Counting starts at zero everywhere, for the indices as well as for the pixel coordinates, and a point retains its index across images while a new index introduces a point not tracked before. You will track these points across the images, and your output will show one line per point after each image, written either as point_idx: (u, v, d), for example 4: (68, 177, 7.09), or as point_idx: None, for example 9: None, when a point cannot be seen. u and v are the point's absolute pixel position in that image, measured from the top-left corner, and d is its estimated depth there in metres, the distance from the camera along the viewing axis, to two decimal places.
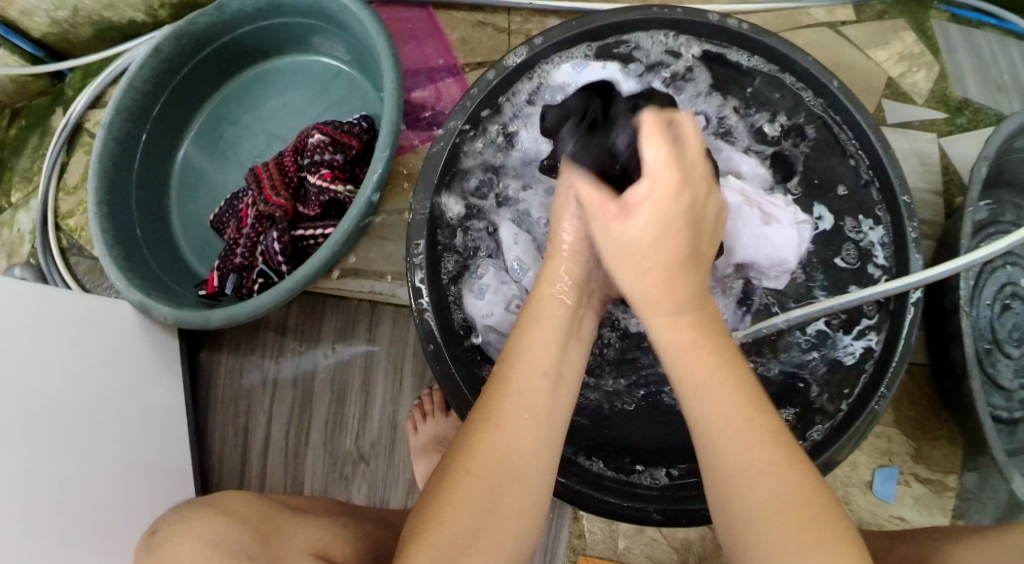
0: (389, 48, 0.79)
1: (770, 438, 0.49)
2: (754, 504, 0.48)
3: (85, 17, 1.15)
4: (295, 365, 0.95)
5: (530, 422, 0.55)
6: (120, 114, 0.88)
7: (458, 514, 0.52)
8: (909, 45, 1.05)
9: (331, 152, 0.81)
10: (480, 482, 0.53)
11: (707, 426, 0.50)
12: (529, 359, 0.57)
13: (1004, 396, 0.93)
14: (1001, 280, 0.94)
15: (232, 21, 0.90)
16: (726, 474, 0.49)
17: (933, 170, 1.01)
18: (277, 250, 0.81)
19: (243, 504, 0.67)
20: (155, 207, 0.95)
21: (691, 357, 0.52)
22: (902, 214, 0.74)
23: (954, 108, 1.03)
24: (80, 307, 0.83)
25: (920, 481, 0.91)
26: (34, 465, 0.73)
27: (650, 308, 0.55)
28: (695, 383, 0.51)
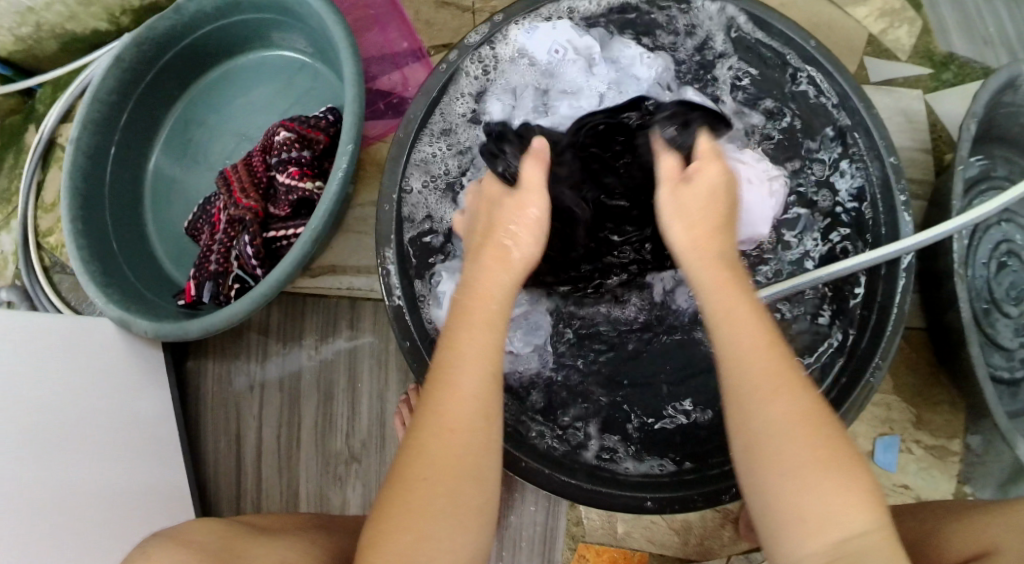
0: (348, 37, 0.77)
1: (797, 377, 0.54)
2: (783, 434, 0.52)
3: (49, 31, 1.13)
4: (281, 368, 0.94)
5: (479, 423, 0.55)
6: (86, 127, 0.86)
7: (415, 523, 0.54)
8: (889, 1, 1.02)
9: (298, 149, 0.80)
10: (431, 493, 0.54)
11: (749, 370, 0.54)
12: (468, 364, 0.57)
13: (1004, 355, 0.91)
14: (996, 237, 0.92)
15: (191, 22, 0.88)
16: (756, 406, 0.53)
17: (920, 128, 0.99)
18: (250, 254, 0.79)
19: (203, 534, 0.67)
20: (130, 218, 0.94)
21: (735, 305, 0.56)
22: (890, 175, 0.72)
23: (939, 63, 1.00)
24: (61, 327, 0.82)
25: (923, 447, 0.89)
26: (19, 488, 0.71)
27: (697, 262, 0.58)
28: (727, 320, 0.55)
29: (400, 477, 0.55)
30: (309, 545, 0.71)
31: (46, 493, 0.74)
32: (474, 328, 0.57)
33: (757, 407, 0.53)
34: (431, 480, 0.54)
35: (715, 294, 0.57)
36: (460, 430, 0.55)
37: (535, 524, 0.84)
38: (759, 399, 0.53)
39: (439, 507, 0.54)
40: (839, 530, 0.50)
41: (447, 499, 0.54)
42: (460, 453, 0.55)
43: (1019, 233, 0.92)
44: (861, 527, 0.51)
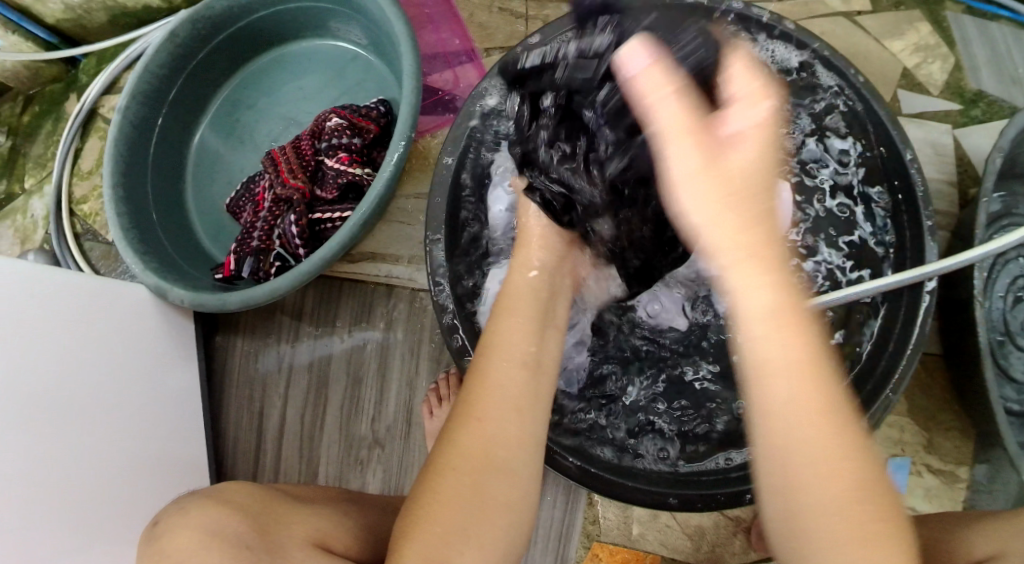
0: (407, 31, 0.79)
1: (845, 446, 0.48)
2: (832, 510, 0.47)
3: (99, 3, 1.15)
4: (312, 349, 0.95)
5: (511, 414, 0.60)
6: (136, 98, 0.88)
7: (443, 511, 0.57)
8: (924, 36, 1.05)
9: (348, 136, 0.82)
10: (461, 481, 0.58)
11: (786, 418, 0.48)
12: (506, 353, 0.62)
13: (1017, 388, 0.93)
14: (1015, 272, 0.94)
15: (248, 5, 0.91)
16: (797, 476, 0.48)
17: (947, 161, 1.01)
18: (294, 234, 0.82)
19: (242, 496, 0.69)
20: (170, 190, 0.96)
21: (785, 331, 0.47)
22: (918, 203, 0.74)
23: (968, 100, 1.02)
24: (95, 290, 0.83)
25: (932, 472, 0.91)
26: (48, 445, 0.73)
27: (749, 266, 0.47)
28: (791, 384, 0.48)
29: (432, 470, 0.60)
30: (335, 518, 0.73)
31: (83, 459, 0.77)
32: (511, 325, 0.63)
33: (801, 485, 0.48)
34: (456, 466, 0.59)
35: (772, 326, 0.47)
36: (487, 418, 0.59)
37: (552, 521, 0.86)
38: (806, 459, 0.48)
39: (467, 495, 0.58)
40: None
41: (477, 488, 0.58)
42: (488, 446, 0.59)
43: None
44: None
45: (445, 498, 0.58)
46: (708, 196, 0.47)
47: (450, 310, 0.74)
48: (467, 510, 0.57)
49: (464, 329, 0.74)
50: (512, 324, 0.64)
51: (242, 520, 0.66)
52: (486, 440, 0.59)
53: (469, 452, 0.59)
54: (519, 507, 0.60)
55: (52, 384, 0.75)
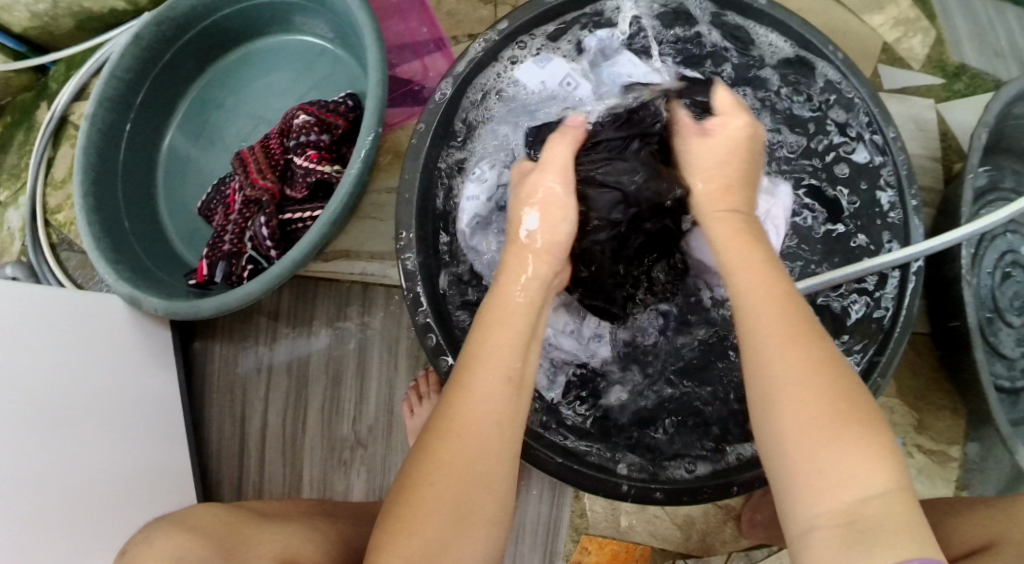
0: (372, 22, 0.77)
1: (819, 334, 0.52)
2: (795, 381, 0.50)
3: (65, 9, 1.13)
4: (290, 349, 0.94)
5: (494, 431, 0.55)
6: (102, 104, 0.86)
7: (416, 533, 0.54)
8: (905, 10, 1.03)
9: (317, 133, 0.80)
10: (442, 500, 0.54)
11: (750, 301, 0.54)
12: (491, 358, 0.56)
13: (1006, 364, 0.92)
14: (1002, 248, 0.92)
15: (212, 3, 0.89)
16: (762, 352, 0.52)
17: (931, 137, 0.99)
18: (265, 235, 0.80)
19: (209, 521, 0.69)
20: (143, 195, 0.94)
21: (742, 248, 0.56)
22: (901, 178, 0.72)
23: (951, 74, 1.01)
24: (69, 305, 0.81)
25: (924, 452, 0.90)
26: (24, 466, 0.71)
27: (709, 208, 0.60)
28: (745, 272, 0.55)
29: (406, 488, 0.55)
30: (308, 532, 0.72)
31: (65, 477, 0.75)
32: (499, 332, 0.57)
33: (770, 355, 0.51)
34: (435, 485, 0.54)
35: (728, 240, 0.57)
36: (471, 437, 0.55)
37: (539, 515, 0.84)
38: (767, 341, 0.52)
39: (446, 517, 0.54)
40: (851, 489, 0.48)
41: (461, 510, 0.54)
42: (469, 463, 0.54)
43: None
44: (876, 487, 0.48)
45: (422, 519, 0.54)
46: (693, 164, 0.62)
47: (424, 307, 0.73)
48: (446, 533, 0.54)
49: (438, 327, 0.73)
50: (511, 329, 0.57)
51: (204, 544, 0.65)
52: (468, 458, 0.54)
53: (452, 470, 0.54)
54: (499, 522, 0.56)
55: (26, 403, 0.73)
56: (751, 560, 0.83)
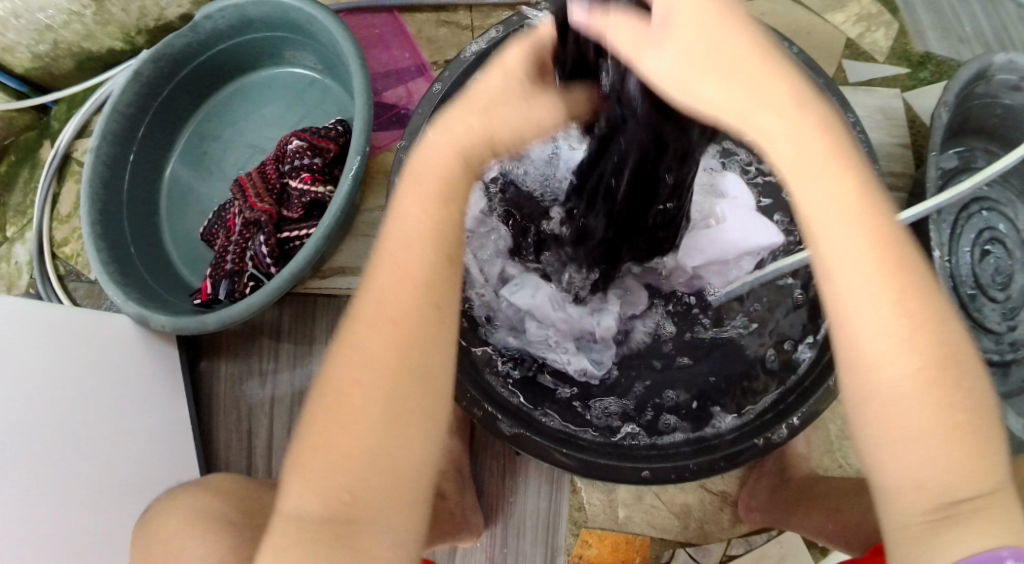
0: (356, 51, 0.83)
1: (924, 308, 0.46)
2: (901, 376, 0.46)
3: (65, 50, 1.18)
4: (292, 378, 0.99)
5: (389, 344, 0.48)
6: (106, 138, 0.91)
7: (348, 453, 0.47)
8: (865, 6, 1.07)
9: (310, 157, 0.85)
10: (358, 439, 0.47)
11: (848, 262, 0.46)
12: (395, 262, 0.49)
13: (994, 339, 0.96)
14: (980, 225, 0.98)
15: (207, 40, 0.94)
16: (852, 334, 0.47)
17: (899, 125, 1.03)
18: (265, 253, 0.85)
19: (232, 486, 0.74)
20: (147, 224, 0.98)
21: (841, 184, 0.45)
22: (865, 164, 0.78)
23: (915, 63, 1.04)
24: (77, 324, 0.85)
25: None
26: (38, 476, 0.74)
27: (756, 114, 0.44)
28: (847, 230, 0.46)
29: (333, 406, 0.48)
30: None
31: (91, 479, 0.81)
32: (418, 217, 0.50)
33: (864, 347, 0.46)
34: (370, 399, 0.47)
35: (825, 176, 0.45)
36: (399, 344, 0.48)
37: (539, 510, 0.88)
38: (865, 322, 0.46)
39: (383, 436, 0.47)
40: (954, 488, 0.46)
41: (403, 427, 0.47)
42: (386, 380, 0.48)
43: (1001, 221, 0.98)
44: (976, 485, 0.46)
45: (351, 442, 0.47)
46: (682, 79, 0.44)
47: None
48: (384, 462, 0.47)
49: None
50: (430, 217, 0.50)
51: (223, 503, 0.70)
52: (401, 365, 0.48)
53: (378, 367, 0.48)
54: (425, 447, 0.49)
55: (51, 408, 0.77)
56: (751, 545, 0.87)
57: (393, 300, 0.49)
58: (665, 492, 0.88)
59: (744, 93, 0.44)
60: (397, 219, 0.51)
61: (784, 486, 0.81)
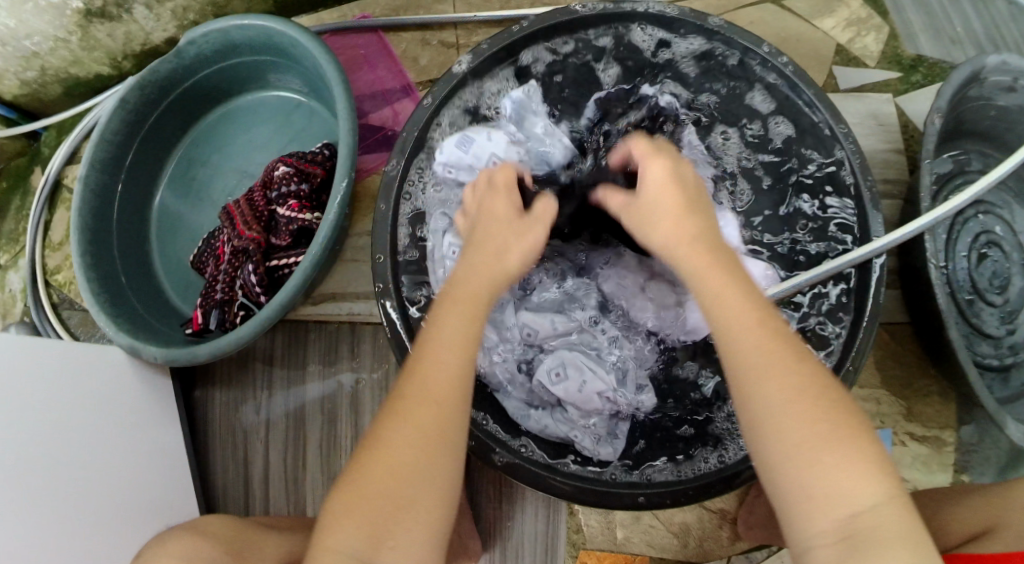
0: (339, 75, 0.83)
1: (787, 350, 0.56)
2: (779, 414, 0.54)
3: (53, 76, 1.17)
4: (286, 403, 0.98)
5: (431, 410, 0.57)
6: (94, 165, 0.90)
7: (387, 496, 0.55)
8: (855, 10, 1.05)
9: (296, 182, 0.85)
10: (387, 486, 0.55)
11: (726, 328, 0.57)
12: (435, 343, 0.60)
13: (993, 344, 0.95)
14: (976, 229, 0.96)
15: (192, 66, 0.94)
16: (745, 385, 0.55)
17: (892, 130, 1.01)
18: (254, 282, 0.84)
19: (218, 526, 0.76)
20: (138, 252, 0.98)
21: (719, 282, 0.58)
22: (858, 175, 0.77)
23: (907, 66, 1.03)
24: (69, 354, 0.84)
25: (916, 440, 0.93)
26: (30, 509, 0.72)
27: (666, 230, 0.63)
28: (725, 302, 0.57)
29: (378, 454, 0.56)
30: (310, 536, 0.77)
31: (88, 507, 0.79)
32: (458, 318, 0.61)
33: (749, 383, 0.55)
34: (400, 452, 0.56)
35: (702, 271, 0.60)
36: (439, 406, 0.57)
37: (537, 532, 0.88)
38: (751, 375, 0.55)
39: (416, 487, 0.55)
40: (844, 505, 0.51)
41: (420, 469, 0.56)
42: (426, 443, 0.56)
43: (998, 224, 0.97)
44: (869, 500, 0.52)
45: (389, 488, 0.55)
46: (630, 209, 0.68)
47: (404, 335, 0.77)
48: (417, 501, 0.55)
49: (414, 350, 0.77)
50: (467, 306, 0.62)
51: (212, 543, 0.72)
52: (435, 421, 0.57)
53: (418, 425, 0.56)
54: (439, 503, 0.56)
55: (42, 441, 0.76)
56: (751, 561, 0.86)
57: (442, 371, 0.58)
58: (664, 512, 0.87)
59: (659, 222, 0.64)
60: (448, 303, 0.62)
61: None
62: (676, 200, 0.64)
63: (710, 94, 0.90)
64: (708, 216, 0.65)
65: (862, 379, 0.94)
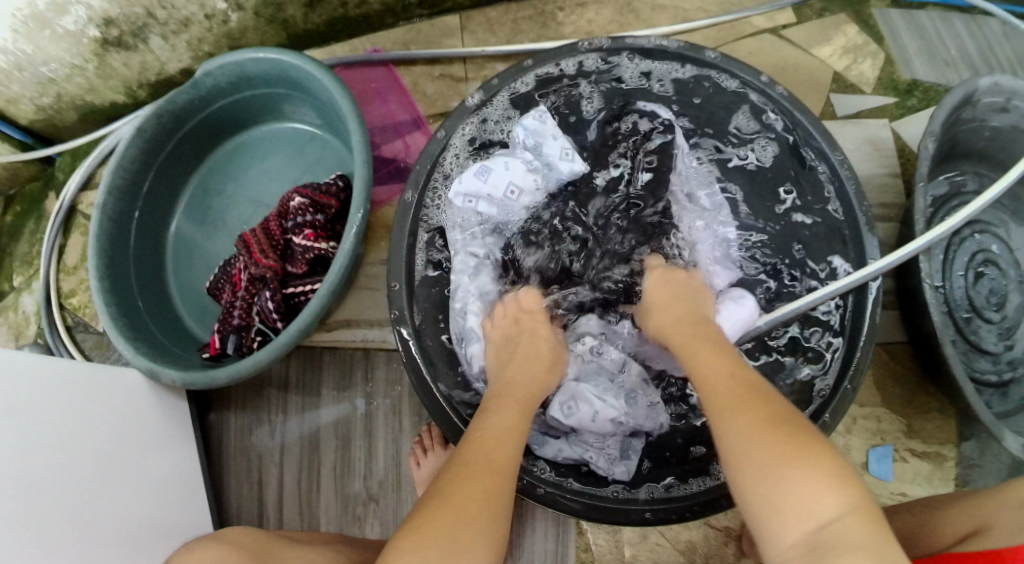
0: (353, 106, 0.86)
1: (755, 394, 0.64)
2: (740, 439, 0.61)
3: (68, 103, 1.19)
4: (300, 427, 1.00)
5: (492, 472, 0.65)
6: (112, 193, 0.93)
7: (452, 535, 0.59)
8: (852, 37, 1.08)
9: (312, 213, 0.88)
10: (449, 527, 0.60)
11: (706, 384, 0.68)
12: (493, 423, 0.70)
13: (991, 360, 0.97)
14: (972, 248, 0.98)
15: (208, 96, 0.97)
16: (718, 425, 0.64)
17: (889, 154, 1.04)
18: (271, 308, 0.87)
19: (242, 535, 0.79)
20: (155, 278, 1.00)
21: (705, 353, 0.72)
22: (853, 198, 0.80)
23: (903, 91, 1.06)
24: (90, 377, 0.86)
25: (917, 456, 0.95)
26: (55, 529, 0.74)
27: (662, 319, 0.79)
28: (707, 365, 0.70)
29: (444, 501, 0.62)
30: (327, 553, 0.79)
31: (110, 527, 0.81)
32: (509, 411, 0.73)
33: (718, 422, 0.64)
34: (467, 502, 0.62)
35: (699, 349, 0.73)
36: (500, 471, 0.65)
37: (547, 550, 0.90)
38: (717, 418, 0.64)
39: (481, 533, 0.60)
40: (807, 520, 0.56)
41: (479, 517, 0.61)
42: (488, 498, 0.63)
43: (994, 242, 0.99)
44: (830, 513, 0.55)
45: (454, 532, 0.59)
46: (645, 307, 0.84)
47: (417, 357, 0.80)
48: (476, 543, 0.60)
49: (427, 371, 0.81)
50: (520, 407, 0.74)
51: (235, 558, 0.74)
52: (497, 482, 0.64)
53: (484, 481, 0.64)
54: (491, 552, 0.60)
55: (66, 462, 0.78)
56: None
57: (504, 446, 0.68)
58: (670, 530, 0.90)
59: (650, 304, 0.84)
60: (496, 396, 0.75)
61: None
62: (665, 287, 0.84)
63: (699, 119, 0.93)
64: (699, 302, 0.82)
65: (863, 398, 0.97)
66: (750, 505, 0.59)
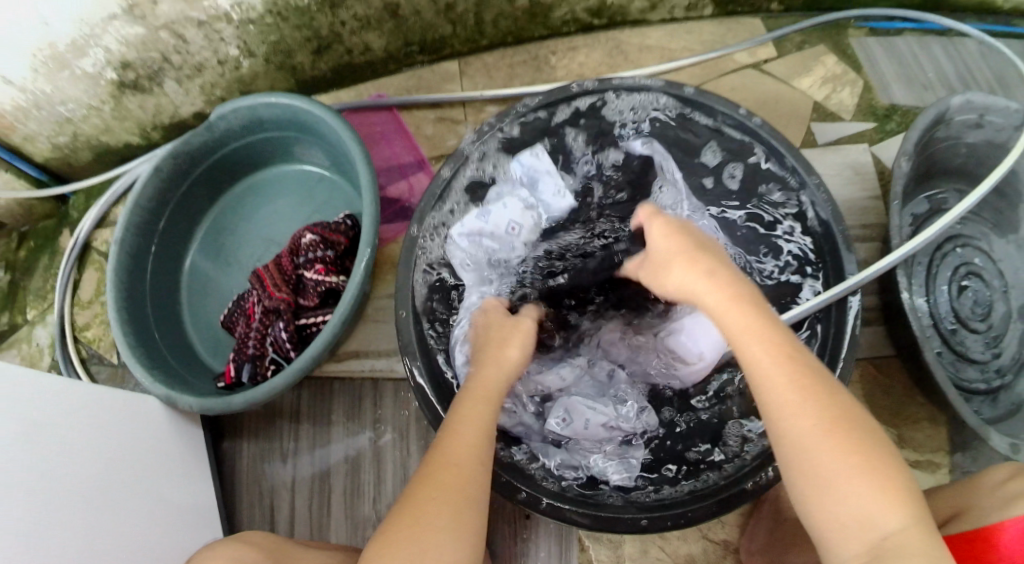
0: (358, 146, 0.92)
1: (822, 388, 0.65)
2: (814, 445, 0.62)
3: (83, 141, 1.24)
4: (311, 458, 1.04)
5: (456, 475, 0.68)
6: (129, 230, 0.98)
7: (419, 544, 0.64)
8: (830, 68, 1.15)
9: (322, 249, 0.93)
10: (416, 536, 0.65)
11: (764, 369, 0.66)
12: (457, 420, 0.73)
13: (978, 368, 1.02)
14: (955, 262, 1.04)
15: (222, 138, 1.02)
16: (785, 424, 0.64)
17: (869, 177, 1.09)
18: (285, 338, 0.92)
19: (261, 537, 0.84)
20: (170, 311, 1.05)
21: (747, 320, 0.69)
22: (829, 218, 0.85)
23: (881, 116, 1.12)
24: (112, 403, 0.91)
25: (909, 464, 0.99)
26: (83, 547, 0.78)
27: (692, 280, 0.74)
28: (755, 340, 0.67)
29: (408, 512, 0.67)
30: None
31: (131, 546, 0.85)
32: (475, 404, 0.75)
33: (787, 419, 0.64)
34: (431, 508, 0.66)
35: (734, 314, 0.70)
36: (463, 473, 0.69)
37: None
38: (784, 413, 0.64)
39: (447, 538, 0.65)
40: (874, 532, 0.60)
41: (440, 520, 0.66)
42: (453, 502, 0.67)
43: (976, 255, 1.05)
44: (895, 525, 0.60)
45: (422, 539, 0.65)
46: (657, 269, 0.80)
47: (423, 381, 0.84)
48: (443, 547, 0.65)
49: (437, 399, 0.84)
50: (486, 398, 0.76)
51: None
52: (460, 484, 0.68)
53: (444, 487, 0.68)
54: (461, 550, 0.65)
55: (92, 484, 0.82)
56: None
57: (467, 443, 0.71)
58: (669, 544, 0.94)
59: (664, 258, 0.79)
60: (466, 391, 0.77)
61: (781, 526, 0.86)
62: (693, 244, 0.78)
63: (685, 149, 0.98)
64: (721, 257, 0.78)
65: None
66: (814, 512, 0.63)
